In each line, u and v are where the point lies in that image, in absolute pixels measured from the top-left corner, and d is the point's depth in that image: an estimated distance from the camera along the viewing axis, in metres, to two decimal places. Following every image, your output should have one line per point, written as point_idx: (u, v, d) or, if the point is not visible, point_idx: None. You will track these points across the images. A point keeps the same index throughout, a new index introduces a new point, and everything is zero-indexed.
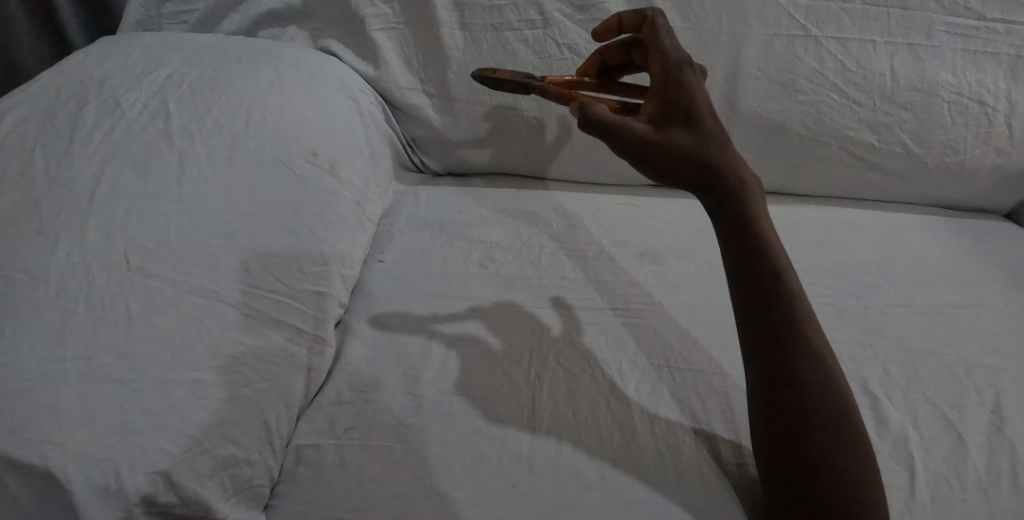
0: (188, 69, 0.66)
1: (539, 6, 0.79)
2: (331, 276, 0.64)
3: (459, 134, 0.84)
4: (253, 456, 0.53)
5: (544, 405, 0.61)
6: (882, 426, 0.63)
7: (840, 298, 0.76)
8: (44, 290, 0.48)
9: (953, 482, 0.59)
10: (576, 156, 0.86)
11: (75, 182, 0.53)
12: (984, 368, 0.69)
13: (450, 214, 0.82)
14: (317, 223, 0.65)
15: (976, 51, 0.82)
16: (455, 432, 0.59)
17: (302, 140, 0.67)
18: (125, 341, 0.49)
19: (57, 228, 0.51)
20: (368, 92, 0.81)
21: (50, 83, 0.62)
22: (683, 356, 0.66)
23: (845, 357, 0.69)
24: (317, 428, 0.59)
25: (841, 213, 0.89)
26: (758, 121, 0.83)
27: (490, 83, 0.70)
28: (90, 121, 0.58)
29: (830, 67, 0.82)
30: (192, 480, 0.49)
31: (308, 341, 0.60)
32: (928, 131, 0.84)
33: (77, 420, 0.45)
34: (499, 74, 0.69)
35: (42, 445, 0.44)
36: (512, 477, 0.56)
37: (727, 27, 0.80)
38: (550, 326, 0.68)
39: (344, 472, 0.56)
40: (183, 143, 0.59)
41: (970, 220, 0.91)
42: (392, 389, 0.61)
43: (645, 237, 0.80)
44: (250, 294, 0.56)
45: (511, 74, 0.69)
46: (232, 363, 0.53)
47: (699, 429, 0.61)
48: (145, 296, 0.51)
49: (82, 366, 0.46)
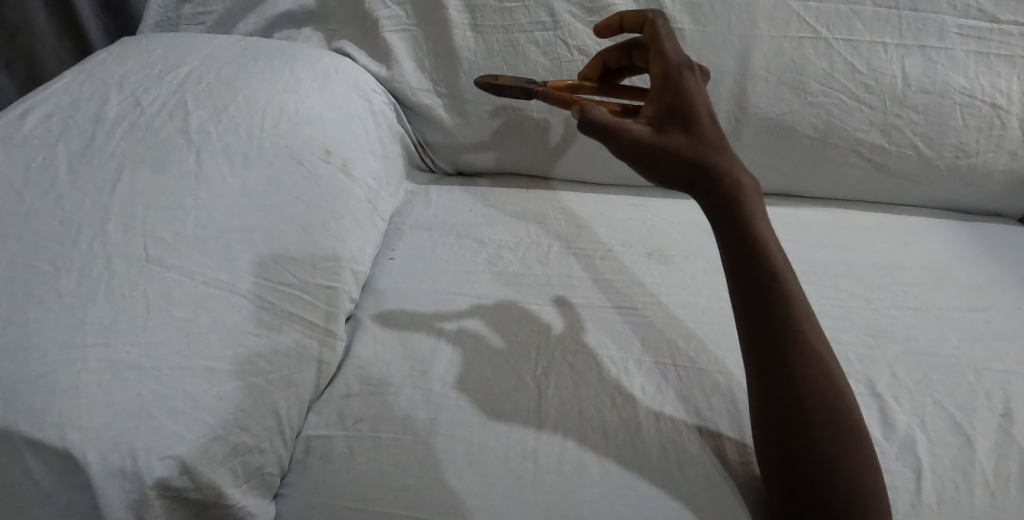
0: (206, 68, 0.68)
1: (549, 8, 0.80)
2: (342, 271, 0.66)
3: (470, 135, 0.86)
4: (264, 444, 0.54)
5: (551, 400, 0.62)
6: (888, 428, 0.63)
7: (847, 299, 0.76)
8: (67, 279, 0.50)
9: (960, 485, 0.59)
10: (583, 156, 0.87)
11: (97, 176, 0.55)
12: (994, 371, 0.68)
13: (460, 213, 0.83)
14: (329, 220, 0.66)
15: (989, 53, 0.81)
16: (463, 425, 0.60)
17: (315, 137, 0.69)
18: (143, 329, 0.50)
19: (80, 220, 0.52)
20: (380, 92, 0.82)
21: (75, 81, 0.64)
22: (688, 355, 0.67)
23: (851, 358, 0.69)
24: (327, 419, 0.60)
25: (851, 215, 0.89)
26: (767, 122, 0.84)
27: (492, 90, 0.72)
28: (111, 119, 0.60)
29: (840, 69, 0.82)
30: (206, 466, 0.50)
31: (320, 334, 0.61)
32: (939, 134, 0.83)
33: (96, 404, 0.46)
34: (501, 80, 0.72)
35: (63, 427, 0.45)
36: (518, 472, 0.57)
37: (737, 28, 0.81)
38: (555, 324, 0.69)
39: (353, 463, 0.57)
40: (200, 139, 0.61)
41: (984, 223, 0.90)
42: (401, 382, 0.63)
43: (653, 238, 0.81)
44: (264, 286, 0.58)
45: (513, 80, 0.71)
46: (245, 353, 0.54)
47: (704, 427, 0.61)
48: (163, 287, 0.52)
49: (100, 351, 0.48)
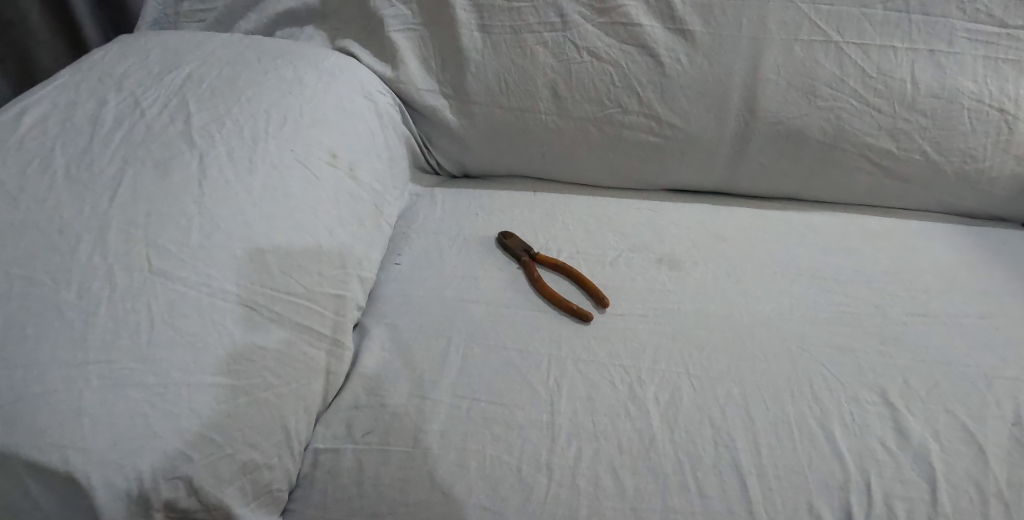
0: (207, 68, 0.66)
1: (558, 8, 0.79)
2: (349, 278, 0.64)
3: (476, 137, 0.84)
4: (273, 460, 0.53)
5: (563, 411, 0.61)
6: (903, 438, 0.61)
7: (858, 306, 0.73)
8: (66, 291, 0.48)
9: (975, 496, 0.57)
10: (591, 159, 0.85)
11: (96, 182, 0.53)
12: (1006, 380, 0.66)
13: (466, 217, 0.81)
14: (335, 227, 0.65)
15: (998, 58, 0.80)
16: (473, 437, 0.58)
17: (321, 140, 0.67)
18: (147, 345, 0.48)
19: (79, 229, 0.50)
20: (385, 93, 0.80)
21: (71, 81, 0.63)
22: (701, 364, 0.66)
23: (863, 366, 0.66)
24: (335, 432, 0.59)
25: (861, 219, 0.87)
26: (777, 127, 0.82)
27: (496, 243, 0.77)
28: (110, 122, 0.58)
29: (850, 73, 0.80)
30: (212, 485, 0.49)
31: (328, 344, 0.60)
32: (948, 139, 0.82)
33: (98, 425, 0.45)
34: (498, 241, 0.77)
35: (64, 449, 0.43)
36: (530, 485, 0.56)
37: (747, 30, 0.79)
38: (565, 332, 0.68)
39: (361, 477, 0.56)
40: (204, 143, 0.59)
41: (992, 228, 0.88)
42: (409, 393, 0.61)
43: (663, 243, 0.80)
44: (268, 296, 0.56)
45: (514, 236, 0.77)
46: (251, 366, 0.53)
47: (719, 438, 0.60)
48: (167, 299, 0.50)
49: (103, 368, 0.46)
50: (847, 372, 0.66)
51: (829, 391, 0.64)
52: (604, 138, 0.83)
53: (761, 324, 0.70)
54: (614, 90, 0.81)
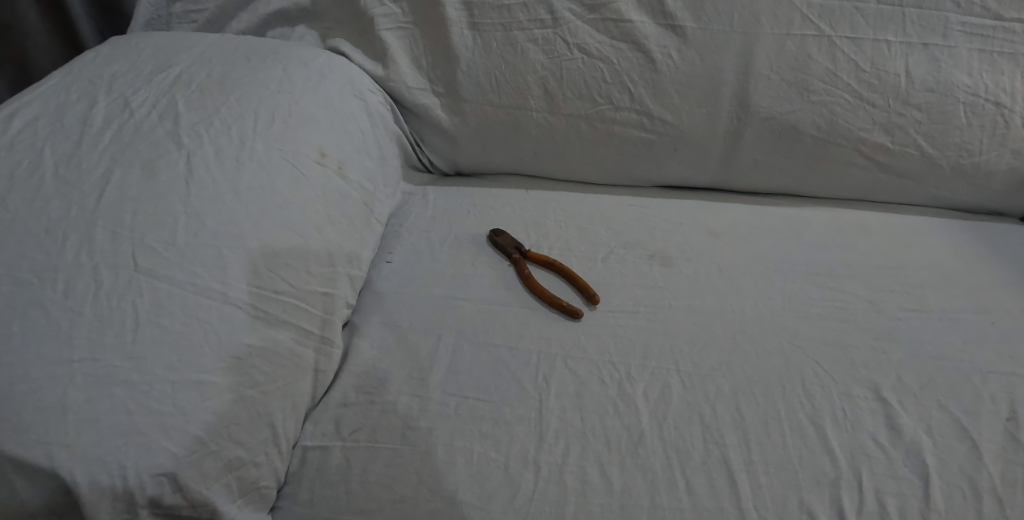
0: (196, 68, 0.66)
1: (548, 6, 0.79)
2: (338, 276, 0.64)
3: (467, 136, 0.84)
4: (259, 458, 0.53)
5: (552, 408, 0.61)
6: (894, 434, 0.60)
7: (851, 301, 0.73)
8: (53, 291, 0.48)
9: (967, 492, 0.57)
10: (583, 156, 0.85)
11: (84, 181, 0.54)
12: (1000, 375, 0.65)
13: (457, 215, 0.81)
14: (324, 225, 0.65)
15: (993, 51, 0.80)
16: (461, 434, 0.58)
17: (310, 139, 0.67)
18: (132, 343, 0.48)
19: (66, 229, 0.51)
20: (376, 92, 0.80)
21: (62, 82, 0.63)
22: (691, 360, 0.65)
23: (856, 362, 0.66)
24: (323, 430, 0.59)
25: (856, 215, 0.87)
26: (770, 122, 0.81)
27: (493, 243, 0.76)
28: (99, 122, 0.58)
29: (843, 67, 0.80)
30: (198, 482, 0.49)
31: (315, 342, 0.60)
32: (943, 133, 0.81)
33: (83, 422, 0.45)
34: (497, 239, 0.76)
35: (49, 446, 0.44)
36: (517, 481, 0.56)
37: (739, 26, 0.79)
38: (555, 329, 0.68)
39: (349, 475, 0.56)
40: (191, 142, 0.59)
41: (989, 222, 0.87)
42: (397, 391, 0.61)
43: (655, 239, 0.79)
44: (256, 295, 0.56)
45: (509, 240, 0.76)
46: (238, 365, 0.53)
47: (709, 434, 0.60)
48: (152, 298, 0.50)
49: (89, 367, 0.46)
50: (839, 368, 0.65)
51: (820, 387, 0.64)
52: (596, 135, 0.83)
53: (753, 320, 0.70)
54: (606, 86, 0.80)
